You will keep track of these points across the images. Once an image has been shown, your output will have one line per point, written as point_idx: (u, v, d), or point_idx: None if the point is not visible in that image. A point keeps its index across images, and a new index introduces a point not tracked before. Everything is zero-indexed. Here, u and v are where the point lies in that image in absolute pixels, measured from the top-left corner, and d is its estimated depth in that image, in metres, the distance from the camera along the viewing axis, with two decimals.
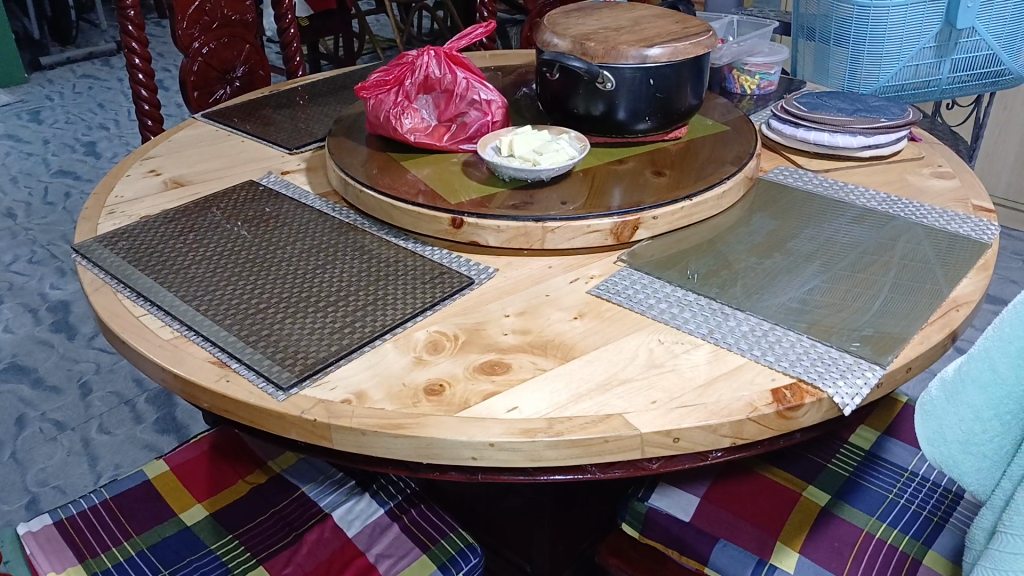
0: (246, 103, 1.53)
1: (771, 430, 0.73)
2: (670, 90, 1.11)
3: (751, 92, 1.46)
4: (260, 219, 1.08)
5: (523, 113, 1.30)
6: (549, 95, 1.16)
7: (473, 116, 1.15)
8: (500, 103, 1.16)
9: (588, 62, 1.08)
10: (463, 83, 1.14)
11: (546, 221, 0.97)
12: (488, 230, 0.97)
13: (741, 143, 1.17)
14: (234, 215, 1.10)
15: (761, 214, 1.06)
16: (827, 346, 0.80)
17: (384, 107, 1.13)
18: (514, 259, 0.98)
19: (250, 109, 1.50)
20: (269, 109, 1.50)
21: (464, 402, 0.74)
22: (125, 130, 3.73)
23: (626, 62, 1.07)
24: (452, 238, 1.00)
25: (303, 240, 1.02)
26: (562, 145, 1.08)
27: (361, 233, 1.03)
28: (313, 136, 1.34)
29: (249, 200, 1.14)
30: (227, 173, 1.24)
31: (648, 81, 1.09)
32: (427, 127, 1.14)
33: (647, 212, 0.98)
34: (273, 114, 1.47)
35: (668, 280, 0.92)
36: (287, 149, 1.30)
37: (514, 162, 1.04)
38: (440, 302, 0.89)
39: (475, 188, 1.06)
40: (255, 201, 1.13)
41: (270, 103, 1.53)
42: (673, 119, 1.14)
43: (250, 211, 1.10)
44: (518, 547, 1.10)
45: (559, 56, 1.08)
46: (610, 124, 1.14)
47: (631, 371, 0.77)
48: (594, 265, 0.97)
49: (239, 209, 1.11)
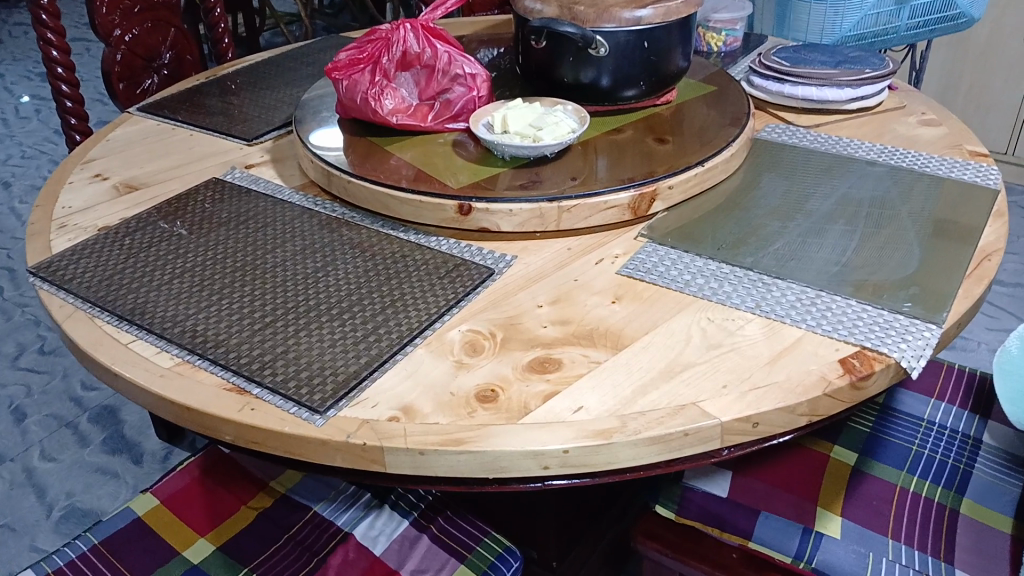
0: (182, 92, 1.40)
1: (845, 403, 0.70)
2: (662, 53, 1.06)
3: (717, 49, 1.43)
4: (236, 221, 0.99)
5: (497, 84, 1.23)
6: (533, 64, 1.09)
7: (457, 92, 1.06)
8: (484, 77, 1.08)
9: (579, 27, 1.01)
10: (442, 57, 1.05)
11: (561, 201, 0.91)
12: (499, 215, 0.91)
13: (733, 104, 1.14)
14: (205, 219, 1.00)
15: (769, 176, 1.03)
16: (878, 308, 0.78)
17: (360, 88, 1.04)
18: (528, 243, 0.92)
19: (190, 98, 1.37)
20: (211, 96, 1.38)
21: (524, 406, 0.68)
22: (16, 128, 3.44)
23: (618, 25, 1.02)
24: (459, 226, 0.93)
25: (290, 241, 0.94)
26: (560, 117, 1.02)
27: (355, 228, 0.95)
28: (271, 123, 1.23)
29: (218, 200, 1.04)
30: (186, 171, 1.12)
31: (641, 43, 1.04)
32: (409, 106, 1.06)
33: (662, 182, 0.94)
34: (217, 101, 1.35)
35: (696, 253, 0.88)
36: (246, 140, 1.19)
37: (510, 138, 0.99)
38: (463, 297, 0.83)
39: (465, 171, 0.98)
40: (227, 201, 1.03)
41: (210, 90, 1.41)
42: (664, 83, 1.10)
43: (223, 213, 1.01)
44: (522, 535, 1.05)
45: (550, 22, 1.01)
46: (597, 93, 1.08)
47: (690, 355, 0.73)
48: (614, 242, 0.91)
49: (210, 212, 1.01)
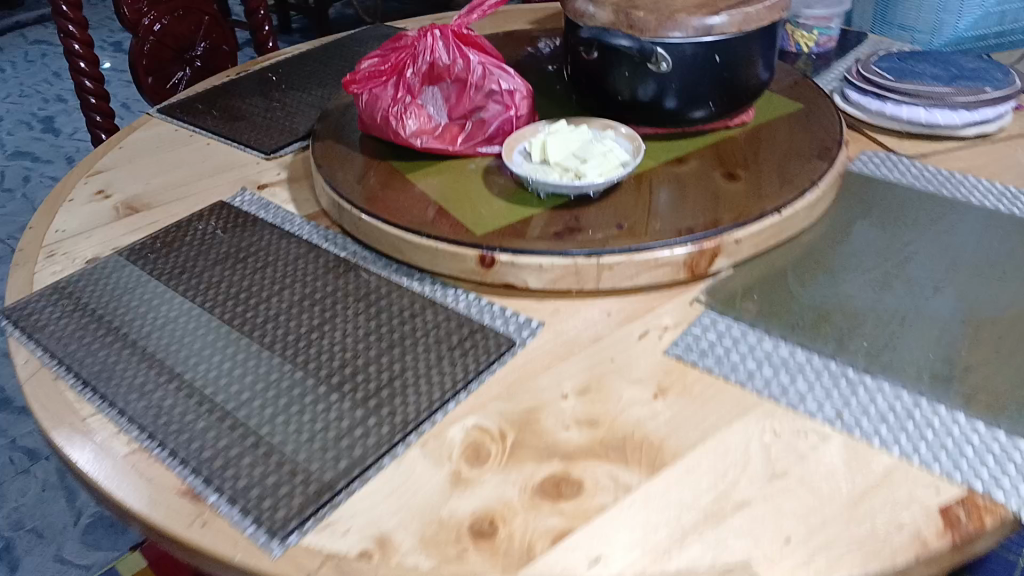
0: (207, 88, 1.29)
1: (946, 568, 0.54)
2: (738, 68, 0.88)
3: (808, 50, 1.23)
4: (235, 258, 0.87)
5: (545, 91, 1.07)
6: (584, 76, 0.93)
7: (493, 111, 0.91)
8: (524, 92, 0.92)
9: (636, 38, 0.85)
10: (475, 70, 0.90)
11: (601, 256, 0.75)
12: (527, 270, 0.76)
13: (823, 127, 0.95)
14: (202, 253, 0.88)
15: (862, 224, 0.85)
16: (996, 429, 0.60)
17: (380, 105, 0.90)
18: (561, 304, 0.77)
19: (215, 97, 1.26)
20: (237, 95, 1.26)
21: (526, 550, 0.54)
22: (86, 101, 3.44)
23: (685, 35, 0.85)
24: (481, 279, 0.78)
25: (290, 288, 0.81)
26: (610, 146, 0.85)
27: (363, 274, 0.82)
28: (293, 132, 1.11)
29: (221, 230, 0.92)
30: (193, 188, 1.01)
31: (713, 57, 0.86)
32: (437, 127, 0.92)
33: (728, 234, 0.77)
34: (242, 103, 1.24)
35: (764, 331, 0.71)
36: (264, 153, 1.07)
37: (547, 172, 0.84)
38: (475, 378, 0.69)
39: (492, 209, 0.83)
40: (230, 232, 0.92)
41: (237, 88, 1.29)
42: (739, 102, 0.92)
43: (221, 247, 0.89)
44: None
45: (600, 34, 0.85)
46: (658, 114, 0.91)
47: (744, 486, 0.57)
48: (665, 308, 0.76)
49: (209, 245, 0.89)
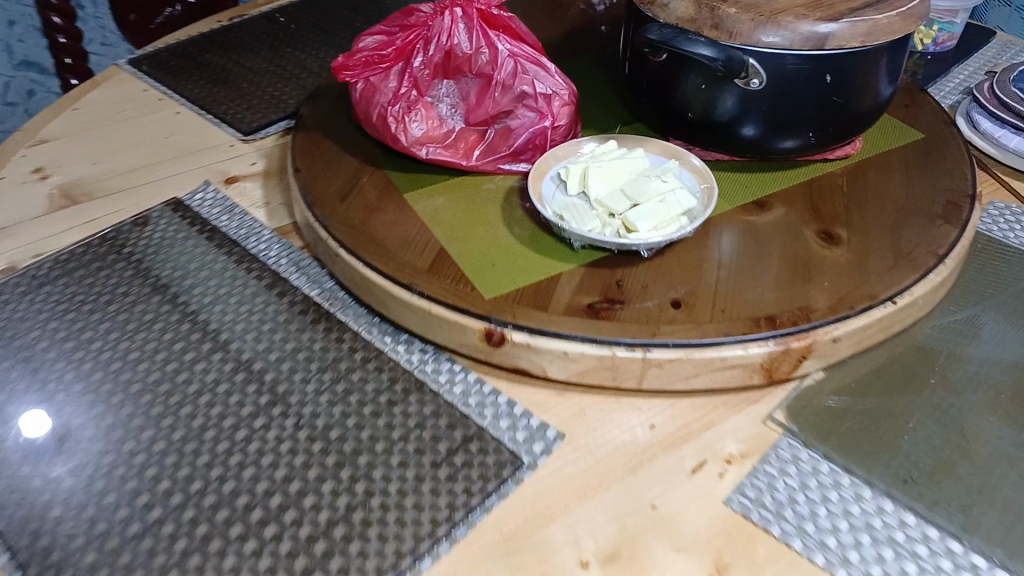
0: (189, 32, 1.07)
1: None
2: (852, 92, 0.67)
3: (922, 48, 1.01)
4: (181, 284, 0.68)
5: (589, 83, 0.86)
6: (646, 80, 0.73)
7: (522, 119, 0.71)
8: (566, 96, 0.71)
9: (717, 44, 0.63)
10: (504, 65, 0.69)
11: (649, 349, 0.56)
12: (549, 357, 0.57)
13: (947, 169, 0.73)
14: (141, 274, 0.69)
15: (995, 318, 0.65)
16: None
17: (378, 100, 0.70)
18: (591, 405, 0.58)
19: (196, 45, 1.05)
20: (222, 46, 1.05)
21: None
22: None
23: (789, 46, 0.63)
24: (487, 358, 0.60)
25: (244, 340, 0.62)
26: (672, 185, 0.65)
27: (336, 331, 0.63)
28: (280, 108, 0.91)
29: (170, 240, 0.73)
30: (150, 177, 0.82)
31: (821, 77, 0.65)
32: (450, 132, 0.72)
33: (824, 331, 0.58)
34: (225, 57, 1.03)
35: (865, 482, 0.53)
36: (241, 134, 0.88)
37: (584, 213, 0.64)
38: (463, 517, 0.50)
39: (511, 258, 0.64)
40: (180, 245, 0.72)
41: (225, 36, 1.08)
42: (847, 132, 0.70)
43: (167, 267, 0.70)
44: None
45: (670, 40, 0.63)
46: (737, 140, 0.71)
47: None
48: (728, 426, 0.57)
49: (152, 263, 0.70)
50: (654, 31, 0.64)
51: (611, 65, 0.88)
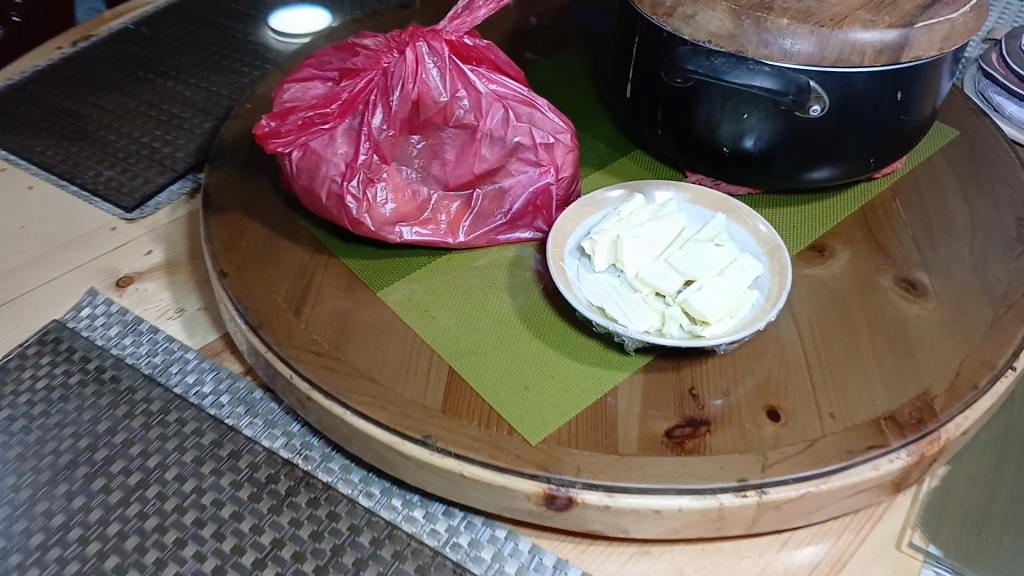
0: (18, 62, 0.83)
1: None
2: (916, 107, 0.55)
3: None
4: (96, 464, 0.51)
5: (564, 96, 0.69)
6: (658, 108, 0.59)
7: (518, 176, 0.55)
8: (569, 140, 0.56)
9: (778, 69, 0.51)
10: (490, 112, 0.53)
11: (764, 490, 0.43)
12: (635, 519, 0.43)
13: (1001, 177, 0.63)
14: (34, 453, 0.51)
15: None
16: None
17: (326, 173, 0.52)
18: (684, 563, 0.46)
19: (34, 81, 0.81)
20: (68, 78, 0.81)
21: None
22: None
23: (860, 65, 0.50)
24: (546, 521, 0.45)
25: (202, 543, 0.47)
26: (733, 256, 0.51)
27: (323, 506, 0.48)
28: (170, 167, 0.71)
29: (65, 391, 0.54)
30: (10, 290, 0.61)
31: (891, 95, 0.53)
32: (424, 202, 0.55)
33: (958, 427, 0.46)
34: (77, 96, 0.79)
35: None
36: (125, 211, 0.67)
37: (627, 300, 0.50)
38: None
39: (542, 375, 0.49)
40: (81, 396, 0.54)
41: (68, 61, 0.83)
42: (905, 148, 0.58)
43: (68, 435, 0.52)
44: None
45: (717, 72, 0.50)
46: (779, 175, 0.58)
47: None
48: (862, 566, 0.45)
49: (47, 432, 0.52)
50: (697, 63, 0.52)
51: (585, 69, 0.72)
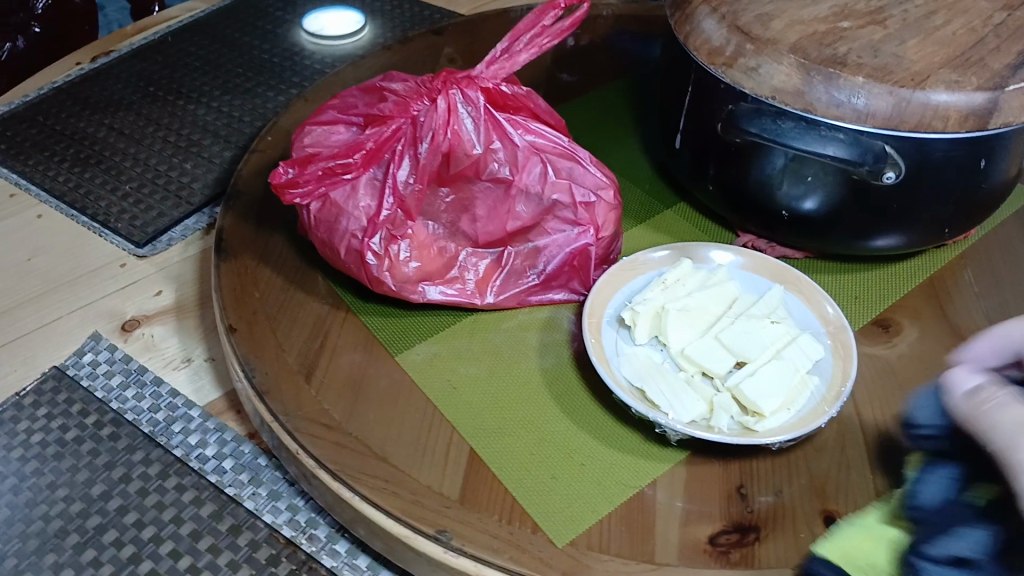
0: (35, 86, 0.81)
1: None
2: (999, 175, 0.50)
3: None
4: (87, 534, 0.46)
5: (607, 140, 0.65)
6: (709, 165, 0.54)
7: (555, 236, 0.51)
8: (612, 197, 0.51)
9: (853, 133, 0.46)
10: (526, 167, 0.49)
11: None
12: None
13: None
14: (23, 517, 0.47)
15: None
16: None
17: (346, 227, 0.48)
18: None
19: (53, 103, 0.78)
20: (89, 101, 0.79)
21: None
22: None
23: (940, 130, 0.45)
24: None
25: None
26: (793, 338, 0.46)
27: None
28: (185, 200, 0.67)
29: (60, 447, 0.50)
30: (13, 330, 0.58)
31: (972, 163, 0.47)
32: (451, 259, 0.50)
33: None
34: (96, 118, 0.77)
35: None
36: (136, 246, 0.63)
37: (670, 381, 0.45)
38: None
39: (573, 463, 0.44)
40: (76, 453, 0.50)
41: (91, 85, 0.81)
42: (981, 216, 0.53)
43: (61, 498, 0.48)
44: None
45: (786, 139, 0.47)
46: (841, 241, 0.53)
47: None
48: None
49: (38, 494, 0.48)
50: (762, 125, 0.47)
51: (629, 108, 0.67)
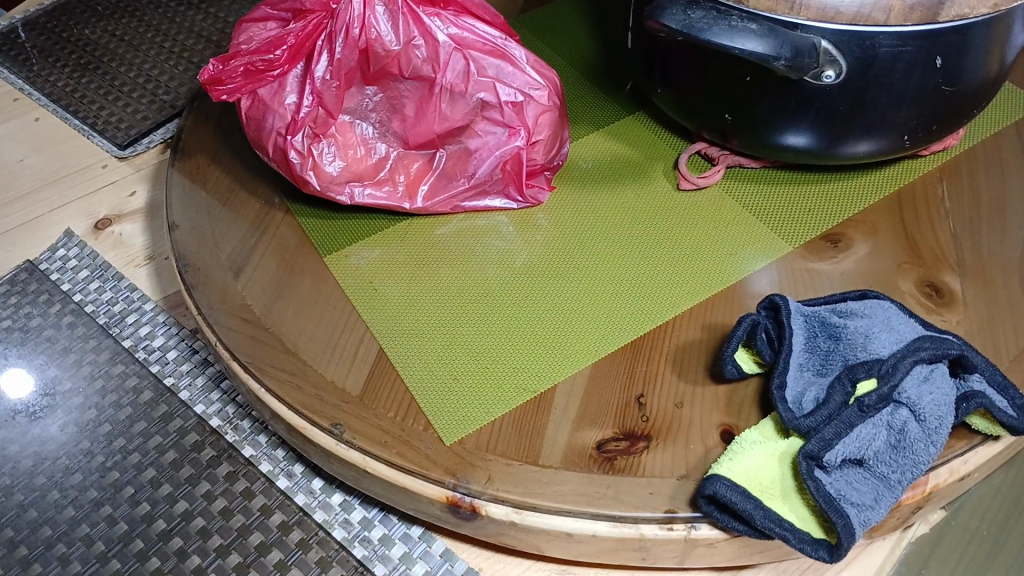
0: None
1: None
2: (966, 77, 0.45)
3: None
4: (42, 421, 0.50)
5: (578, 38, 0.62)
6: (656, 68, 0.51)
7: (484, 135, 0.50)
8: (542, 98, 0.50)
9: (767, 33, 0.41)
10: (449, 62, 0.48)
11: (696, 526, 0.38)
12: (549, 540, 0.39)
13: None
14: None
15: None
16: None
17: (269, 124, 0.48)
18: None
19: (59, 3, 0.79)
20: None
21: None
22: None
23: (882, 23, 0.41)
24: (456, 529, 0.41)
25: (116, 507, 0.46)
26: None
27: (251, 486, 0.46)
28: (167, 102, 0.68)
29: (26, 338, 0.54)
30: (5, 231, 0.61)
31: (925, 61, 0.43)
32: (379, 160, 0.50)
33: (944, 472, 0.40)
34: (97, 19, 0.77)
35: None
36: (116, 149, 0.65)
37: None
38: None
39: (476, 364, 0.44)
40: (38, 345, 0.53)
41: None
42: (956, 124, 0.48)
43: (22, 385, 0.51)
44: None
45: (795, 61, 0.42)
46: (791, 150, 0.49)
47: None
48: None
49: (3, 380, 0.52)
50: (673, 15, 0.40)
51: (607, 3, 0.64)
